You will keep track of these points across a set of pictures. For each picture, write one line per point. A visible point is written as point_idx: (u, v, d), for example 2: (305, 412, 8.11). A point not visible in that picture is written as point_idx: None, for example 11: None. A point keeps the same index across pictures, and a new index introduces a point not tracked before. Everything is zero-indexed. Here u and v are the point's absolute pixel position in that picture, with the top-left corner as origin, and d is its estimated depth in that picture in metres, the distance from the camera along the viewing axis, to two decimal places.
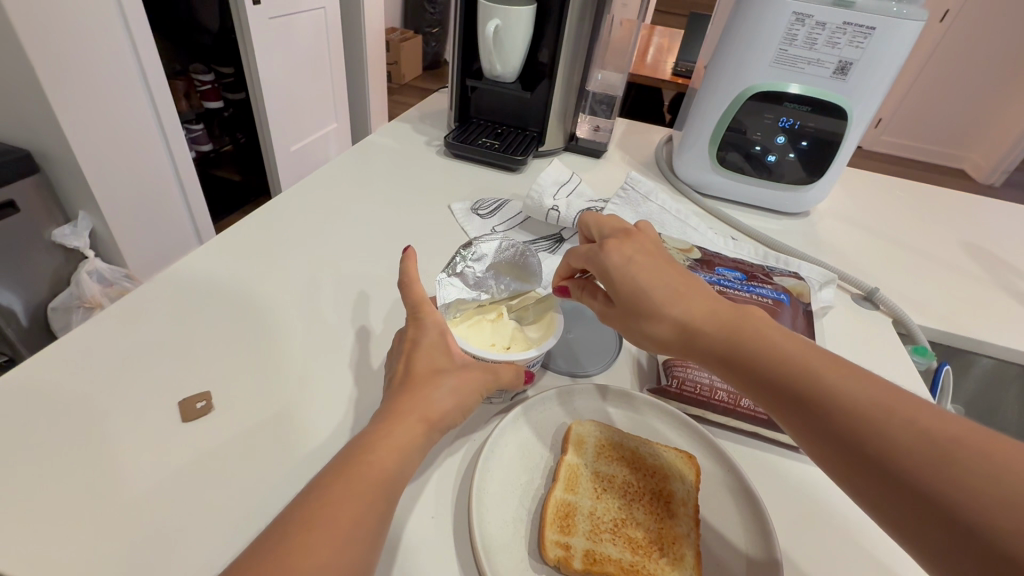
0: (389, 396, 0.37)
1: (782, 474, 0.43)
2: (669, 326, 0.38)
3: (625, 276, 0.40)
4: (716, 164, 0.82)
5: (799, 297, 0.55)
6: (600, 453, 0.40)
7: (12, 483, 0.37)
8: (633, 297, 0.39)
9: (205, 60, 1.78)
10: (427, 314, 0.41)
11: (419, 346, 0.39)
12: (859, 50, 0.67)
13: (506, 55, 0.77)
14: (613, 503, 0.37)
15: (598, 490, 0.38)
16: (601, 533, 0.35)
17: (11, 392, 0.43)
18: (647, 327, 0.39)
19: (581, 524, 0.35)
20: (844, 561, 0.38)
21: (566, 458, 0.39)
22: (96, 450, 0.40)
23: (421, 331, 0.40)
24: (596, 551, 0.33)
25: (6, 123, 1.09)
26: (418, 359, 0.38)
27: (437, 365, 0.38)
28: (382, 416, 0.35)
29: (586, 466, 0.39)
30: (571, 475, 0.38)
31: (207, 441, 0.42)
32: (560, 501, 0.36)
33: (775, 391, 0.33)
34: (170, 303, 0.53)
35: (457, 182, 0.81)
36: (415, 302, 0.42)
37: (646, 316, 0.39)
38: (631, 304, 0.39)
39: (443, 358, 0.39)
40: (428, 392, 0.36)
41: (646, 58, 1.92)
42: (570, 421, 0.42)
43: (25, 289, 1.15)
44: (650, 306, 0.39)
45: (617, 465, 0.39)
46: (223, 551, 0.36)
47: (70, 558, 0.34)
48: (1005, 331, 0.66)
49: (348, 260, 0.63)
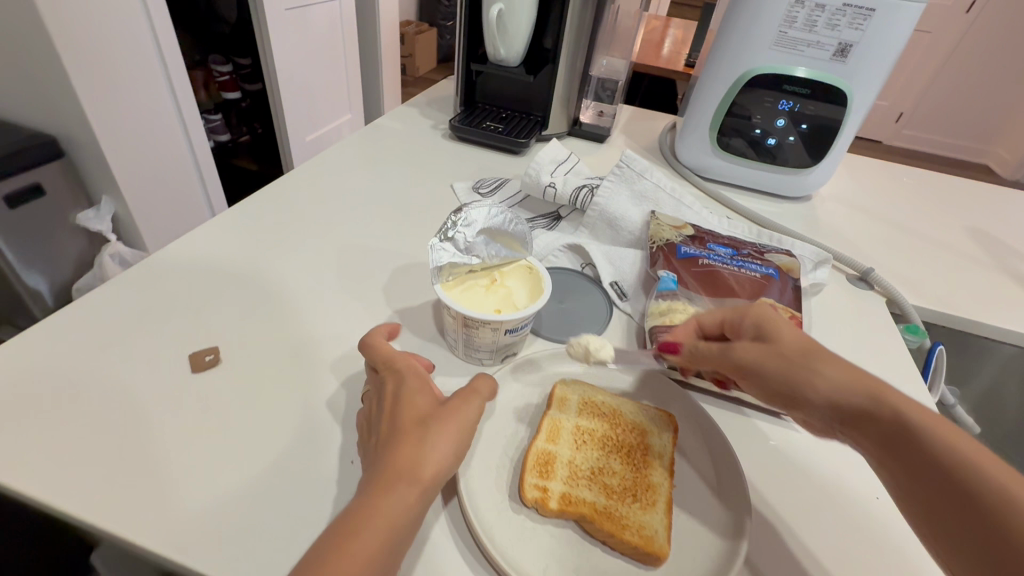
0: (377, 453, 0.33)
1: (760, 438, 0.45)
2: (849, 374, 0.34)
3: (794, 324, 0.38)
4: (717, 148, 0.83)
5: (789, 272, 0.56)
6: (582, 410, 0.42)
7: (38, 424, 0.41)
8: (804, 342, 0.36)
9: (224, 50, 1.82)
10: (399, 361, 0.39)
11: (398, 392, 0.36)
12: (858, 32, 0.67)
13: (510, 39, 0.79)
14: (591, 454, 0.40)
15: (578, 442, 0.40)
16: (578, 479, 0.37)
17: (40, 347, 0.47)
18: (823, 368, 0.34)
19: (559, 471, 0.38)
20: (810, 514, 0.40)
21: (549, 413, 0.41)
22: (114, 400, 0.44)
23: (398, 378, 0.37)
24: (572, 495, 0.36)
25: (33, 109, 1.14)
26: (403, 412, 0.35)
27: (421, 415, 0.34)
28: (370, 480, 0.32)
29: (569, 421, 0.41)
30: (553, 427, 0.40)
31: (215, 393, 0.46)
32: (542, 450, 0.38)
33: (881, 434, 0.32)
34: (186, 273, 0.57)
35: (460, 164, 0.84)
36: (387, 354, 0.40)
37: (823, 359, 0.35)
38: (801, 347, 0.36)
39: (424, 400, 0.36)
40: (415, 449, 0.32)
41: (661, 49, 1.92)
42: (556, 381, 0.45)
43: (51, 270, 1.20)
44: (826, 352, 0.35)
45: (596, 421, 0.42)
46: (227, 489, 0.39)
47: (90, 490, 0.38)
48: (1002, 314, 0.66)
49: (354, 236, 0.65)
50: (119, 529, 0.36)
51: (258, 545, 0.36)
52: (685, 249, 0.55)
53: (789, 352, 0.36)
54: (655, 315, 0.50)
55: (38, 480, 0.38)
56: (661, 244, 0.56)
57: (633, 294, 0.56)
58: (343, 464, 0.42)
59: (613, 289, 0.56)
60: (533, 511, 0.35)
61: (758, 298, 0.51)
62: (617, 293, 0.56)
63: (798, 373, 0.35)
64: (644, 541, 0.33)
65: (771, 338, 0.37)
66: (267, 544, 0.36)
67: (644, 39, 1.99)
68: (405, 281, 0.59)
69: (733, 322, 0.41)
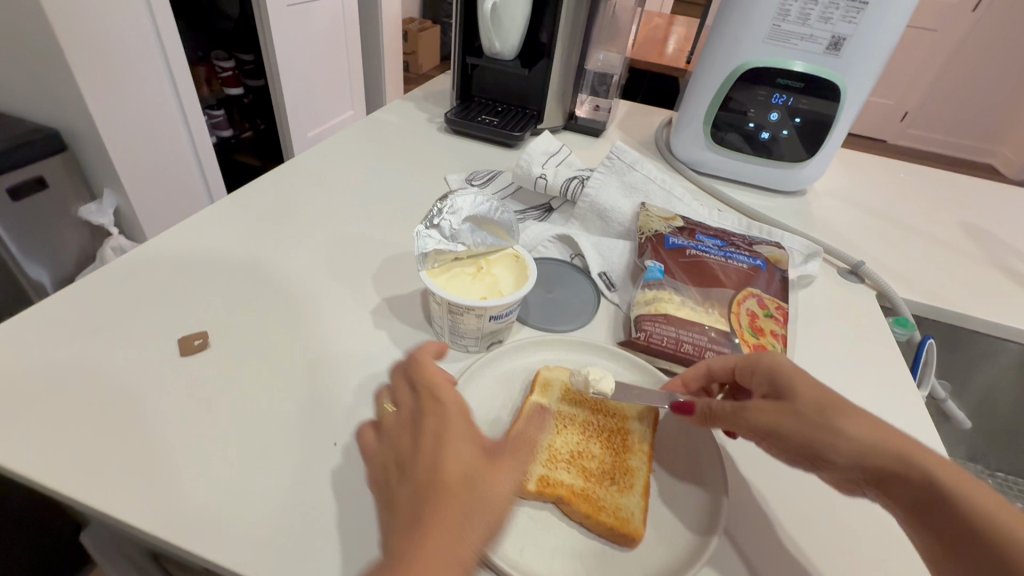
0: (415, 506, 0.31)
1: None
2: (870, 432, 0.33)
3: (806, 377, 0.37)
4: (711, 142, 0.83)
5: (777, 264, 0.57)
6: (565, 396, 0.43)
7: (29, 403, 0.42)
8: (819, 397, 0.36)
9: (226, 46, 1.83)
10: (446, 394, 0.37)
11: (444, 437, 0.34)
12: (852, 25, 0.67)
13: (504, 32, 0.79)
14: (572, 439, 0.41)
15: (559, 427, 0.41)
16: (557, 462, 0.38)
17: (33, 329, 0.48)
18: (845, 427, 0.34)
19: (539, 454, 0.39)
20: (788, 500, 0.40)
21: (531, 398, 0.42)
22: (104, 381, 0.44)
23: (444, 419, 0.35)
24: (550, 477, 0.37)
25: (35, 102, 1.15)
26: (447, 462, 0.32)
27: (467, 469, 0.32)
28: (409, 539, 0.29)
29: (551, 407, 0.42)
30: (534, 412, 0.41)
31: (202, 375, 0.46)
32: (522, 433, 0.40)
33: (907, 494, 0.31)
34: (178, 260, 0.57)
35: (455, 156, 0.84)
36: (433, 381, 0.37)
37: (843, 416, 0.34)
38: (818, 403, 0.35)
39: (470, 452, 0.34)
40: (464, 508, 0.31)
41: (665, 45, 1.91)
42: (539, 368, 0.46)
43: (53, 262, 1.22)
44: (844, 407, 0.35)
45: (578, 408, 0.43)
46: (212, 467, 0.40)
47: (77, 467, 0.38)
48: (994, 308, 0.66)
49: (346, 227, 0.66)
50: (104, 506, 0.36)
51: (241, 521, 0.37)
52: (673, 240, 0.56)
53: (805, 409, 0.35)
54: (641, 304, 0.50)
55: (26, 457, 0.38)
56: (650, 235, 0.57)
57: (622, 284, 0.57)
58: (326, 445, 0.42)
59: (602, 279, 0.57)
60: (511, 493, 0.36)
61: (744, 288, 0.52)
62: (605, 284, 0.57)
63: (820, 433, 0.34)
64: (619, 523, 0.34)
65: (786, 394, 0.37)
66: (250, 519, 0.37)
67: (647, 36, 1.98)
68: (395, 271, 0.60)
69: (745, 372, 0.40)
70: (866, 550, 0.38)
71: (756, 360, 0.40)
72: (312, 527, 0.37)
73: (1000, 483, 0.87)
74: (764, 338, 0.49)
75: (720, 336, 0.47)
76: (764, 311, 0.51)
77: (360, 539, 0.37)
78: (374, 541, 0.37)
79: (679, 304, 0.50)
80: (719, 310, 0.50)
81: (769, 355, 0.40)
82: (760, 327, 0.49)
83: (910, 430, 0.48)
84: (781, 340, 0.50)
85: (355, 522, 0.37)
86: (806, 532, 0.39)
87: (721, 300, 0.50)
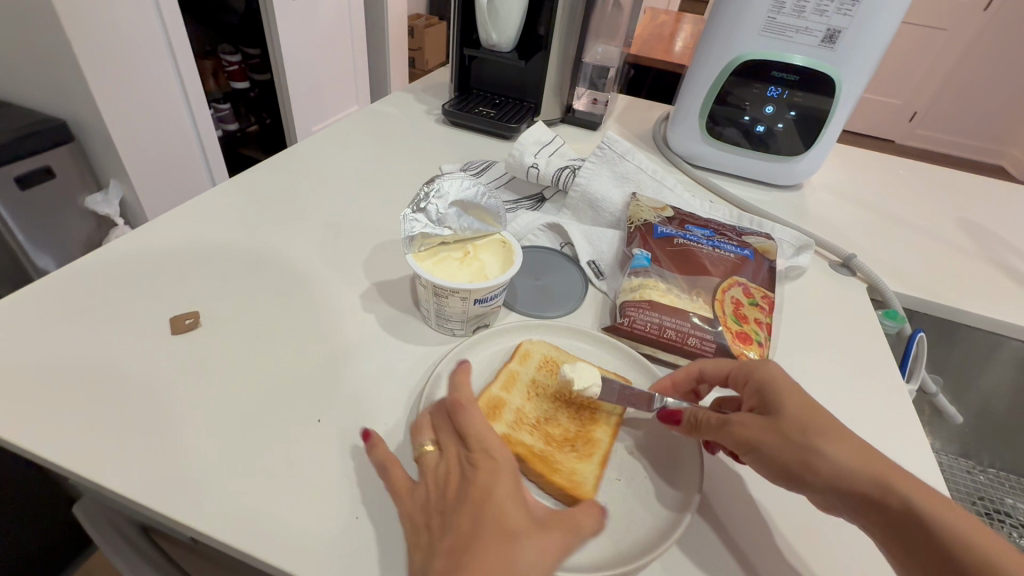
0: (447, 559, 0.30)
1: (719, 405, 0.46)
2: (854, 455, 0.34)
3: (797, 392, 0.37)
4: (706, 135, 0.83)
5: (765, 254, 0.57)
6: (542, 367, 0.46)
7: (26, 376, 0.43)
8: (805, 414, 0.36)
9: (232, 40, 1.84)
10: (499, 452, 0.36)
11: (492, 496, 0.33)
12: (847, 18, 0.67)
13: (501, 23, 0.79)
14: (541, 406, 0.44)
15: (530, 394, 0.44)
16: (523, 425, 0.42)
17: (31, 306, 0.49)
18: (828, 449, 0.34)
19: (506, 415, 0.42)
20: (766, 483, 0.41)
21: (509, 364, 0.45)
22: (100, 357, 0.45)
23: (496, 478, 0.34)
24: (513, 437, 0.40)
25: (43, 93, 1.16)
26: (487, 517, 0.32)
27: (512, 525, 0.32)
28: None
29: (526, 374, 0.45)
30: (510, 377, 0.44)
31: (194, 351, 0.47)
32: (494, 395, 0.43)
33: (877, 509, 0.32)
34: (174, 243, 0.58)
35: (452, 147, 0.85)
36: (483, 435, 0.37)
37: (827, 437, 0.34)
38: (804, 421, 0.35)
39: (519, 515, 0.33)
40: (503, 560, 0.30)
41: (673, 41, 1.89)
42: (524, 339, 0.49)
43: (60, 251, 1.24)
44: (831, 428, 0.35)
45: (554, 378, 0.45)
46: (201, 438, 0.41)
47: (71, 436, 0.39)
48: (990, 303, 0.65)
49: (340, 214, 0.67)
50: (92, 475, 0.37)
51: (228, 489, 0.38)
52: (662, 229, 0.57)
53: (789, 426, 0.35)
54: (627, 290, 0.51)
55: (21, 426, 0.40)
56: (639, 224, 0.58)
57: (610, 273, 0.57)
58: (310, 422, 0.43)
59: (590, 267, 0.58)
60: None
61: (730, 277, 0.52)
62: (594, 272, 0.58)
63: (802, 453, 0.34)
64: (571, 486, 0.37)
65: (773, 410, 0.37)
66: (237, 488, 0.38)
67: (654, 32, 1.96)
68: (388, 256, 0.61)
69: (737, 380, 0.40)
70: (843, 534, 0.39)
71: (748, 371, 0.40)
72: (293, 499, 0.38)
73: (993, 479, 0.86)
74: (747, 326, 0.49)
75: (702, 322, 0.48)
76: (750, 300, 0.51)
77: (338, 510, 0.37)
78: (352, 514, 0.37)
79: (664, 291, 0.50)
80: (704, 297, 0.50)
81: (762, 368, 0.40)
82: (744, 315, 0.50)
83: (893, 420, 0.49)
84: (765, 329, 0.50)
85: (335, 495, 0.38)
86: (782, 514, 0.39)
87: (706, 288, 0.51)
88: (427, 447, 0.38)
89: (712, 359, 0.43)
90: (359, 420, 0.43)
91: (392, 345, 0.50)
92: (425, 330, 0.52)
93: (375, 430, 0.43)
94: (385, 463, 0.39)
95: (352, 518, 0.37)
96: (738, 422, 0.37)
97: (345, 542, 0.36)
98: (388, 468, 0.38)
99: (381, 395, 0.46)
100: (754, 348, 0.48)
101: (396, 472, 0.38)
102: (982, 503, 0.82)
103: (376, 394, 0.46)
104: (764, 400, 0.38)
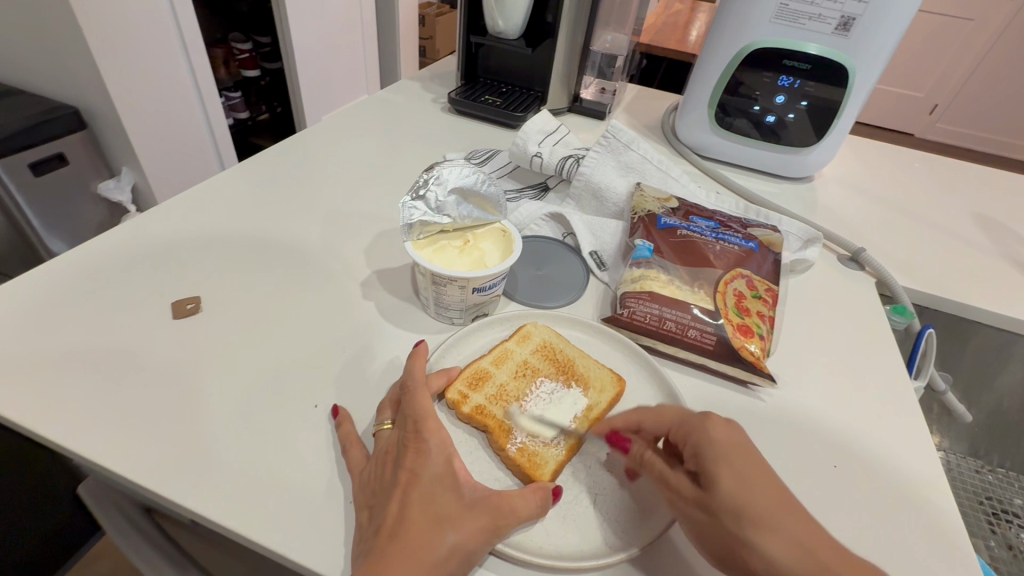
0: (378, 535, 0.33)
1: (709, 398, 0.47)
2: (785, 545, 0.31)
3: (736, 463, 0.34)
4: (715, 125, 0.82)
5: (770, 247, 0.56)
6: (538, 351, 0.47)
7: (26, 358, 0.44)
8: (744, 494, 0.33)
9: (244, 28, 1.83)
10: (431, 434, 0.36)
11: (418, 480, 0.34)
12: (861, 5, 0.65)
13: (508, 11, 0.77)
14: (524, 386, 0.44)
15: (517, 373, 0.45)
16: (500, 399, 0.42)
17: (32, 289, 0.49)
18: (756, 536, 0.32)
19: (488, 388, 0.43)
20: None
21: (505, 342, 0.47)
22: (99, 340, 0.46)
23: (423, 461, 0.35)
24: (487, 408, 0.41)
25: (55, 82, 1.17)
26: (417, 500, 0.33)
27: (437, 510, 0.33)
28: (367, 556, 0.32)
29: (520, 354, 0.46)
30: (502, 354, 0.46)
31: (190, 335, 0.48)
32: (481, 366, 0.44)
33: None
34: (177, 229, 0.59)
35: (456, 135, 0.84)
36: (420, 415, 0.36)
37: (759, 527, 0.32)
38: (737, 504, 0.33)
39: (449, 500, 0.34)
40: (424, 543, 0.32)
41: (691, 31, 1.83)
42: (531, 322, 0.49)
43: (70, 234, 1.25)
44: (769, 516, 0.32)
45: (546, 362, 0.46)
46: (192, 423, 0.41)
47: (63, 418, 0.40)
48: (1005, 300, 0.63)
49: (342, 201, 0.67)
50: (92, 455, 0.38)
51: (215, 472, 0.38)
52: (665, 220, 0.56)
53: (717, 507, 0.33)
54: (628, 281, 0.51)
55: (19, 407, 0.40)
56: (642, 215, 0.57)
57: (612, 263, 0.57)
58: (306, 407, 0.43)
59: (592, 258, 0.58)
60: (450, 411, 0.42)
61: (734, 269, 0.52)
62: (596, 263, 0.57)
63: (733, 546, 0.32)
64: (529, 465, 0.38)
65: (707, 483, 0.34)
66: (223, 472, 0.38)
67: (669, 21, 1.91)
68: (387, 246, 0.61)
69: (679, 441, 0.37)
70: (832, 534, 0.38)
71: (688, 433, 0.36)
72: (284, 484, 0.38)
73: (1001, 479, 0.85)
74: (748, 318, 0.49)
75: (703, 314, 0.47)
76: (752, 293, 0.51)
77: (334, 492, 0.38)
78: (345, 496, 0.38)
79: (665, 282, 0.50)
80: (707, 289, 0.50)
81: (703, 431, 0.36)
82: (747, 308, 0.50)
83: (893, 418, 0.48)
84: (767, 322, 0.50)
85: (322, 479, 0.38)
86: None
87: (708, 280, 0.50)
88: (385, 425, 0.40)
89: (652, 408, 0.39)
90: (357, 405, 0.44)
91: (390, 332, 0.50)
92: (424, 316, 0.53)
93: (373, 415, 0.43)
94: (346, 441, 0.39)
95: (346, 501, 0.37)
96: (674, 488, 0.36)
97: (333, 526, 0.36)
98: (347, 448, 0.39)
99: (376, 381, 0.46)
100: (755, 342, 0.47)
101: (353, 449, 0.39)
102: (989, 504, 0.81)
103: (373, 380, 0.46)
104: (701, 470, 0.35)
